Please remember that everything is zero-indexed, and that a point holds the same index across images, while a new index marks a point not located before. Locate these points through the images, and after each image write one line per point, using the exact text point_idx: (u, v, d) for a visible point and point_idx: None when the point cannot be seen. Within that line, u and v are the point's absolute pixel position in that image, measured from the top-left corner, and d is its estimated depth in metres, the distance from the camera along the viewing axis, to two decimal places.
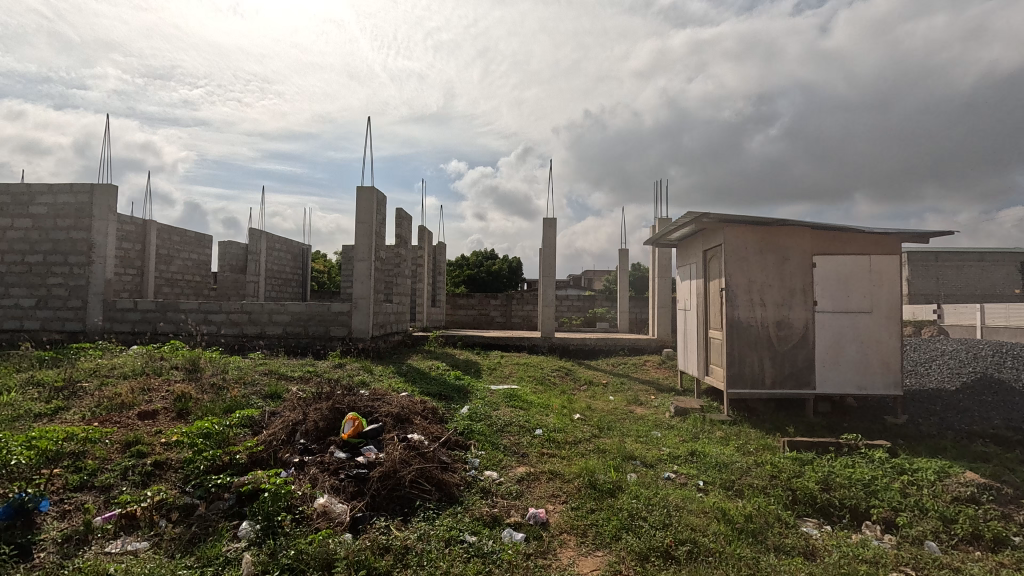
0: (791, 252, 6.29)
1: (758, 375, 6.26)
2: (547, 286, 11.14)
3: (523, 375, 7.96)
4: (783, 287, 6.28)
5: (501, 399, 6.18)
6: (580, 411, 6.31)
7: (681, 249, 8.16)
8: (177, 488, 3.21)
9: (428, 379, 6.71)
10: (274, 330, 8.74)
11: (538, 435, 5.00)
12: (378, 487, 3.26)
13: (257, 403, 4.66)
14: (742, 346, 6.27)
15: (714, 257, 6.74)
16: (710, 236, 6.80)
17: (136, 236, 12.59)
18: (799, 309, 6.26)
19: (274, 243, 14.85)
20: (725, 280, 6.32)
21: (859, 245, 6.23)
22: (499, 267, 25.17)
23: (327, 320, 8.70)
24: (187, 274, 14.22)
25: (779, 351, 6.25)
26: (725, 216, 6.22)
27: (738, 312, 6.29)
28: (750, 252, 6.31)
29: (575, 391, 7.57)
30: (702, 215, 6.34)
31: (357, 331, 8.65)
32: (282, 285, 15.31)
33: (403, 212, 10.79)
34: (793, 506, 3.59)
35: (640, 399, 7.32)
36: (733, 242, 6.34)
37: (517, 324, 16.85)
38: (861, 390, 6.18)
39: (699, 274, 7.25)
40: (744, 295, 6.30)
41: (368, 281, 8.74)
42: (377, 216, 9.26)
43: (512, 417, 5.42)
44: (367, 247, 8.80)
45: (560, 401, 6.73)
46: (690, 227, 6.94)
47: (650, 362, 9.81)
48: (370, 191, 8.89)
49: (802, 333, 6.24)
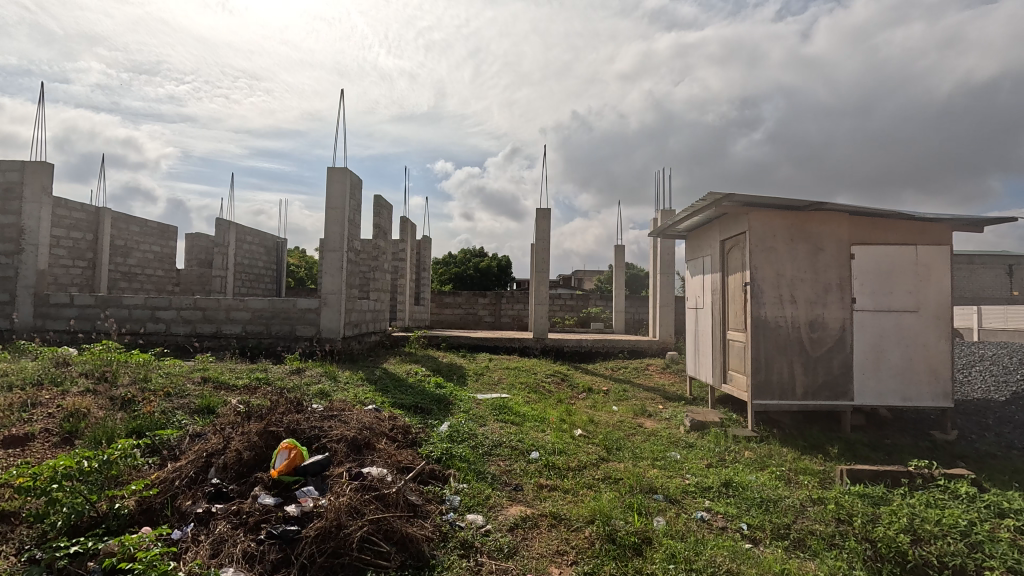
0: (826, 241, 5.42)
1: (787, 384, 5.38)
2: (539, 283, 10.21)
3: (515, 382, 7.02)
4: (817, 281, 5.41)
5: (489, 412, 5.24)
6: (581, 425, 5.38)
7: (691, 242, 7.32)
8: (20, 557, 2.23)
9: (404, 387, 5.74)
10: (232, 329, 7.70)
11: (535, 460, 4.06)
12: (312, 553, 2.29)
13: (180, 422, 3.67)
14: (770, 349, 5.39)
15: (735, 247, 5.87)
16: (730, 224, 5.93)
17: (87, 225, 11.43)
18: (835, 307, 5.39)
19: (245, 236, 13.74)
20: (750, 274, 5.43)
21: (903, 233, 5.40)
22: (488, 265, 24.19)
23: (293, 318, 7.68)
24: (148, 268, 13.07)
25: (812, 357, 5.38)
26: (751, 199, 5.33)
27: (764, 311, 5.41)
28: (778, 242, 5.44)
29: (573, 400, 6.65)
30: (723, 197, 5.45)
31: (326, 331, 7.63)
32: (253, 281, 14.18)
33: (382, 200, 9.77)
34: (875, 566, 2.74)
35: (648, 409, 6.41)
36: (759, 230, 5.46)
37: (505, 324, 15.92)
38: (905, 401, 5.34)
39: (715, 267, 6.40)
40: (772, 291, 5.42)
41: (339, 274, 7.73)
42: (352, 202, 8.24)
43: (502, 435, 4.49)
44: (340, 235, 7.81)
45: (557, 413, 5.80)
46: (708, 212, 6.04)
47: (653, 365, 8.92)
48: (342, 172, 7.87)
49: (838, 335, 5.37)
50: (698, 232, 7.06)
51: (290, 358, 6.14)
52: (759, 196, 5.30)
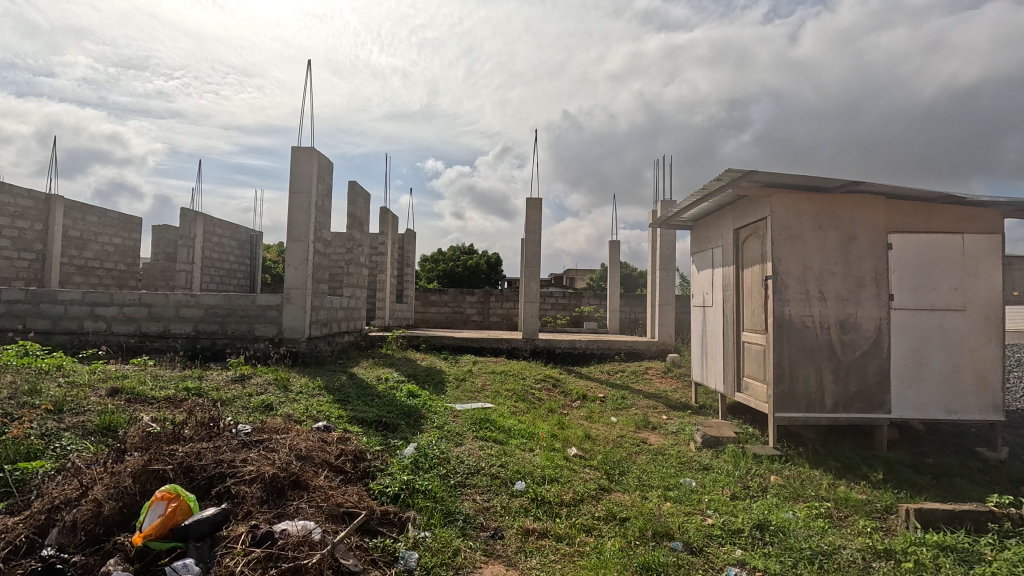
0: (859, 228, 4.68)
1: (814, 394, 4.64)
2: (530, 280, 9.41)
3: (501, 389, 6.21)
4: (849, 275, 4.66)
5: (467, 427, 4.42)
6: (576, 443, 4.60)
7: (699, 233, 6.58)
8: None
9: (369, 398, 4.90)
10: (182, 328, 6.82)
11: (521, 494, 3.26)
12: None
13: (63, 448, 2.82)
14: (795, 355, 4.65)
15: (752, 236, 5.12)
16: (745, 210, 5.19)
17: (35, 214, 10.46)
18: (869, 305, 4.65)
19: (214, 228, 12.78)
20: (773, 266, 4.68)
21: (947, 220, 4.69)
22: (477, 263, 23.36)
23: (251, 316, 6.82)
24: (108, 262, 12.07)
25: (844, 363, 4.64)
26: (775, 178, 4.58)
27: (788, 309, 4.66)
28: (804, 229, 4.70)
29: (566, 410, 5.87)
30: (742, 177, 4.67)
31: (288, 330, 6.78)
32: (223, 276, 13.23)
33: (357, 186, 8.89)
34: None
35: (651, 421, 5.65)
36: (782, 215, 4.72)
37: (494, 324, 15.11)
38: (949, 413, 4.62)
39: (727, 260, 5.64)
40: (797, 286, 4.67)
41: (304, 267, 6.87)
42: (321, 186, 7.37)
43: (480, 459, 3.69)
44: (306, 223, 6.94)
45: (549, 426, 5.01)
46: (722, 195, 5.27)
47: (653, 369, 8.17)
48: (309, 152, 7.01)
49: (873, 338, 4.64)
50: (707, 221, 6.32)
51: (237, 361, 5.27)
52: (784, 175, 4.54)
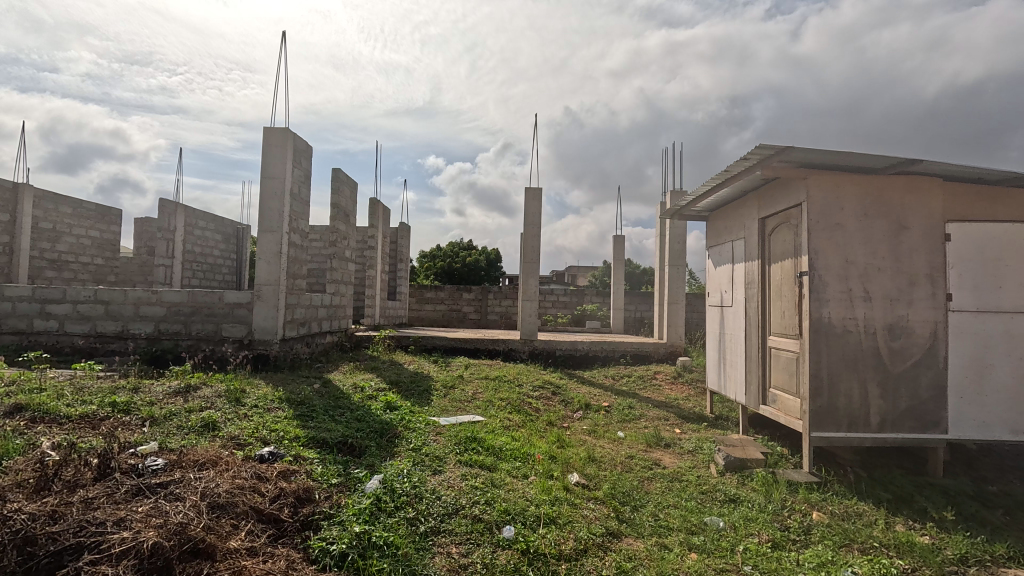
0: (911, 216, 3.98)
1: (857, 411, 3.95)
2: (528, 276, 8.72)
3: (493, 398, 5.54)
4: (899, 271, 3.97)
5: (449, 449, 3.75)
6: (579, 466, 3.93)
7: (716, 224, 5.89)
8: None
9: (338, 412, 4.23)
10: (141, 328, 6.16)
11: (508, 545, 2.58)
12: None
13: None
14: (836, 365, 3.96)
15: (785, 225, 4.41)
16: (774, 195, 4.50)
17: (2, 204, 9.83)
18: (923, 306, 3.96)
19: (196, 221, 12.11)
20: (809, 260, 3.99)
21: (1014, 207, 3.99)
22: (476, 259, 22.69)
23: (218, 315, 6.16)
24: (83, 256, 11.42)
25: (892, 374, 3.95)
26: (814, 155, 3.88)
27: (827, 311, 3.97)
28: (846, 217, 4.01)
29: (566, 424, 5.20)
30: (774, 155, 3.97)
31: (259, 331, 6.11)
32: (207, 271, 12.57)
33: (340, 174, 8.19)
34: None
35: (664, 436, 4.97)
36: (821, 200, 4.02)
37: (492, 322, 14.43)
38: (1015, 434, 3.93)
39: (751, 253, 4.94)
40: (838, 284, 3.99)
41: (276, 261, 6.19)
42: (297, 171, 6.68)
43: (460, 495, 3.01)
44: (279, 212, 6.26)
45: (546, 445, 4.33)
46: (749, 177, 4.56)
47: (661, 374, 7.51)
48: (283, 133, 6.32)
49: (928, 345, 3.95)
50: (726, 210, 5.62)
51: (183, 368, 4.56)
52: (825, 151, 3.84)
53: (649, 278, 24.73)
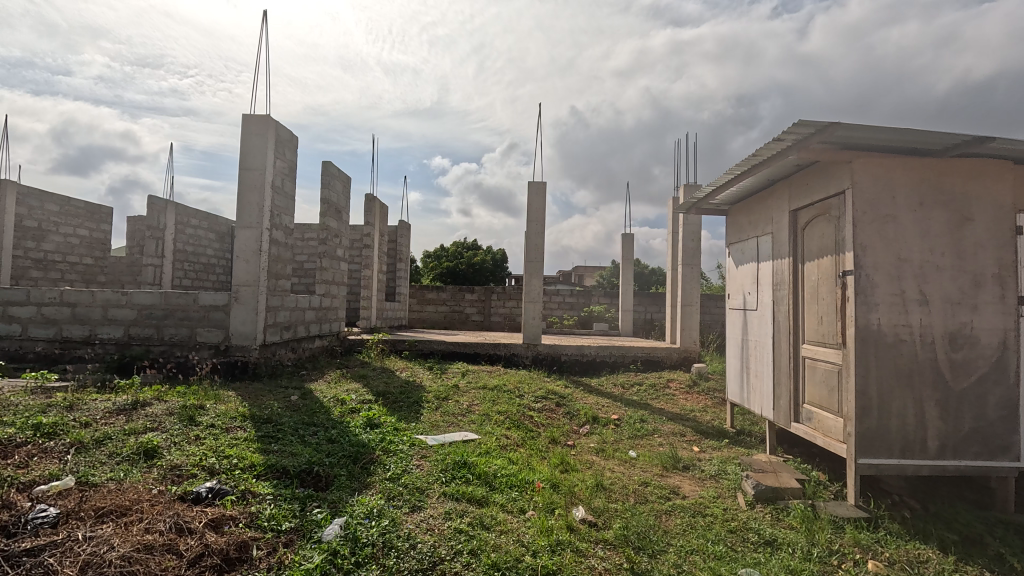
0: (976, 206, 3.40)
1: (912, 434, 3.38)
2: (531, 276, 8.17)
3: (490, 411, 5.01)
4: (961, 270, 3.39)
5: (433, 478, 3.21)
6: (586, 497, 3.37)
7: (737, 218, 5.32)
8: None
9: (310, 431, 3.71)
10: (110, 332, 5.69)
11: None
12: None
13: None
14: (886, 380, 3.38)
15: (823, 218, 3.83)
16: (810, 184, 3.93)
17: None
18: (989, 311, 3.37)
19: (188, 219, 11.68)
20: (854, 257, 3.41)
21: None
22: (481, 259, 22.16)
23: (193, 319, 5.66)
24: (72, 255, 11.03)
25: (953, 391, 3.37)
26: (863, 134, 3.30)
27: (876, 317, 3.40)
28: (899, 206, 3.43)
29: (572, 442, 4.64)
30: (814, 136, 3.40)
31: (236, 336, 5.61)
32: (200, 271, 12.14)
33: (330, 167, 7.68)
34: None
35: (682, 457, 4.40)
36: (868, 188, 3.44)
37: (496, 324, 13.90)
38: None
39: (781, 250, 4.36)
40: (888, 285, 3.41)
41: (255, 259, 5.69)
42: (281, 163, 6.18)
43: (440, 542, 2.46)
44: (259, 207, 5.75)
45: (549, 469, 3.78)
46: (781, 164, 3.99)
47: (675, 382, 6.94)
48: (263, 120, 5.82)
49: (996, 357, 3.36)
50: (750, 203, 5.05)
51: (137, 382, 4.06)
52: (876, 129, 3.27)
53: (658, 278, 24.07)
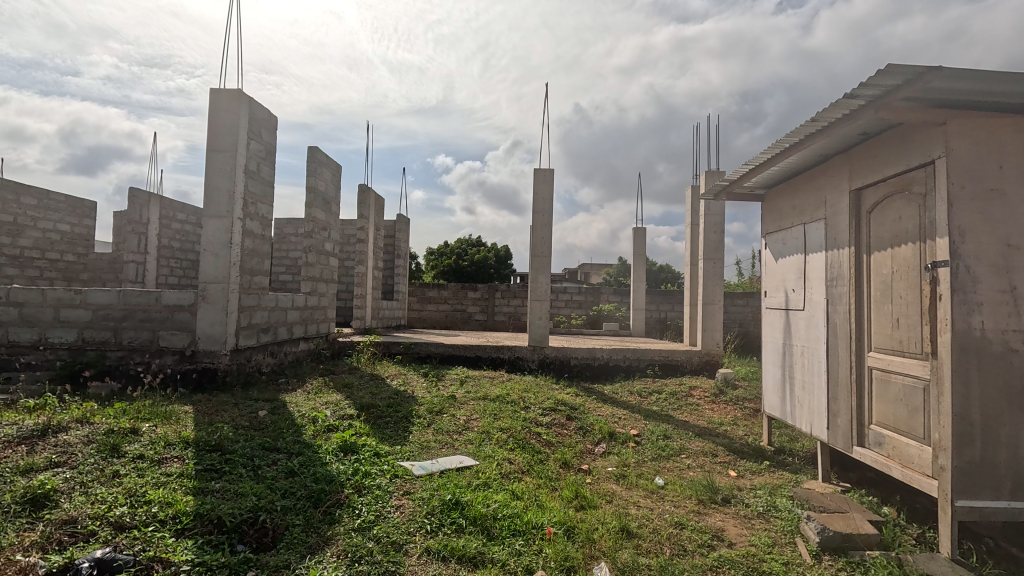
0: None
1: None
2: (538, 273, 7.45)
3: (491, 428, 4.30)
4: None
5: (413, 527, 2.50)
6: (608, 548, 2.65)
7: (778, 204, 4.58)
8: None
9: (267, 460, 3.01)
10: (61, 336, 5.04)
11: None
12: None
13: None
14: (991, 400, 2.65)
15: (901, 196, 3.09)
16: (882, 155, 3.20)
17: None
18: None
19: (175, 213, 11.05)
20: (949, 245, 2.68)
21: None
22: (484, 257, 21.45)
23: (154, 320, 5.00)
24: (51, 252, 10.43)
25: None
26: (966, 85, 2.57)
27: (977, 319, 2.67)
28: (1008, 179, 2.69)
29: (587, 466, 3.94)
30: (899, 89, 2.67)
31: (203, 339, 4.94)
32: (188, 268, 11.50)
33: (316, 153, 6.99)
34: None
35: (720, 485, 3.67)
36: (968, 155, 2.71)
37: (499, 324, 13.17)
38: None
39: (839, 238, 3.62)
40: (994, 279, 2.67)
41: (224, 252, 5.01)
42: (256, 144, 5.50)
43: None
44: (229, 194, 5.07)
45: (561, 507, 3.07)
46: (846, 131, 3.25)
47: (699, 390, 6.22)
48: (234, 96, 5.13)
49: None
50: (794, 184, 4.31)
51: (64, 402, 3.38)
52: (984, 78, 2.54)
53: (667, 276, 23.26)
